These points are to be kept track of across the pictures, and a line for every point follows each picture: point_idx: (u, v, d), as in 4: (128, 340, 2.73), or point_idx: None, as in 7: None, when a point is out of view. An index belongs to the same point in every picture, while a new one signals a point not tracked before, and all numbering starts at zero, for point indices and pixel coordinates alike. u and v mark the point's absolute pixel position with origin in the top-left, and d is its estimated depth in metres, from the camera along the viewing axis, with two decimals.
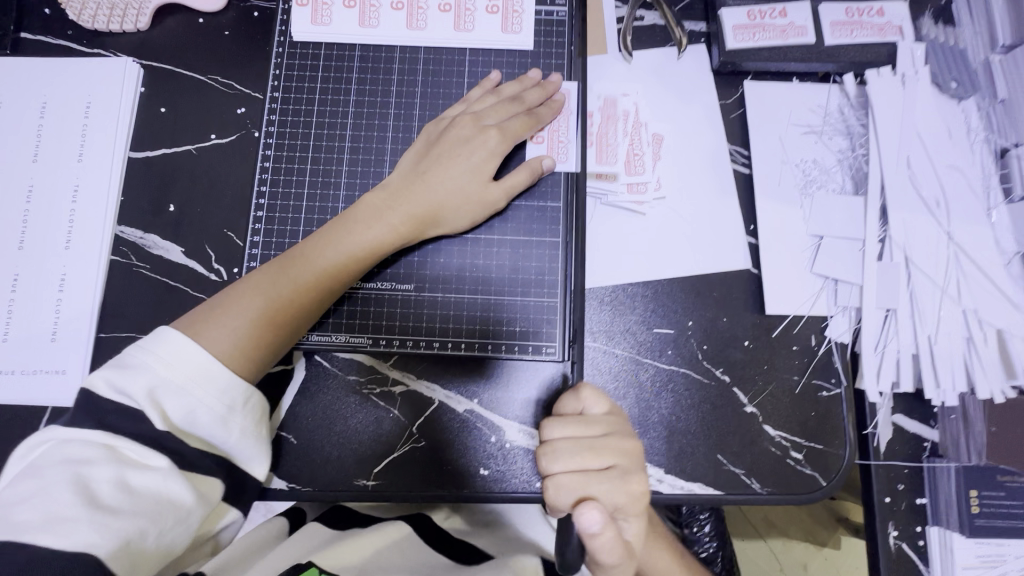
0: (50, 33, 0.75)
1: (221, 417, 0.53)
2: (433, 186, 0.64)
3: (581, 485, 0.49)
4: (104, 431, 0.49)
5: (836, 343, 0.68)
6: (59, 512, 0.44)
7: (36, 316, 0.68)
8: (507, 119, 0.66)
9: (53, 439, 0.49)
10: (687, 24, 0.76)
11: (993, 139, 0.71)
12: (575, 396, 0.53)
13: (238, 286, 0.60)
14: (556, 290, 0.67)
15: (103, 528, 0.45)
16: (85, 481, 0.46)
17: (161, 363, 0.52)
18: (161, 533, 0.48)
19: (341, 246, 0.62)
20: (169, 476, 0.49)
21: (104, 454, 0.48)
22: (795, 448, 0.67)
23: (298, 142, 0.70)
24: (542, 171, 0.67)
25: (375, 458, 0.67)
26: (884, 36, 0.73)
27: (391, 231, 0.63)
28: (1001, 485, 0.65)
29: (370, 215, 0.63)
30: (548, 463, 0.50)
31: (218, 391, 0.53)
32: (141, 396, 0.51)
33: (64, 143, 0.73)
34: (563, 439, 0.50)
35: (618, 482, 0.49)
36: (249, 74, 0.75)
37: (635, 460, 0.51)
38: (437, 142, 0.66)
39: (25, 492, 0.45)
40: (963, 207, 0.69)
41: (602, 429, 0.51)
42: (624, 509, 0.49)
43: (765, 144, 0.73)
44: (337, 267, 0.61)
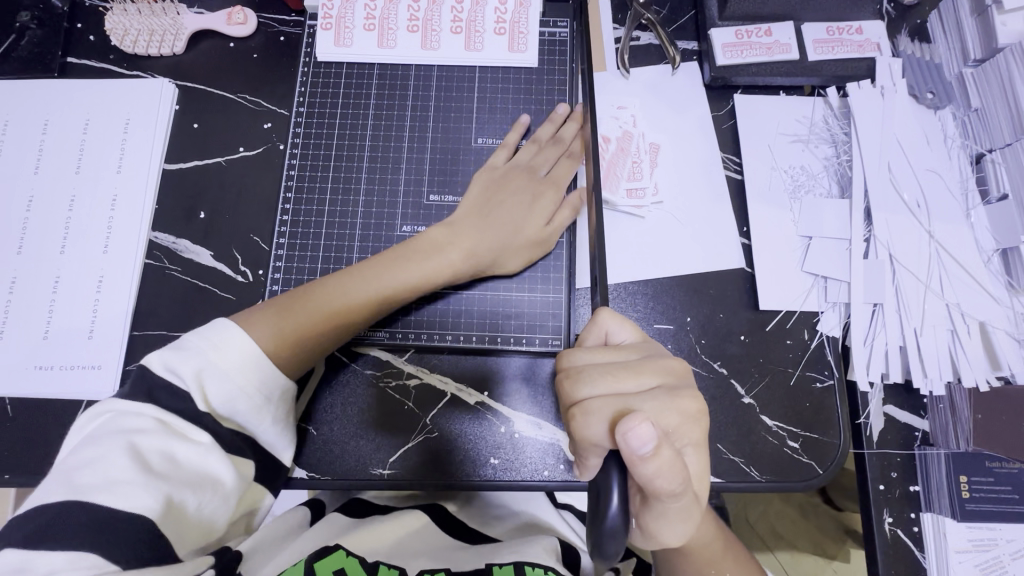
0: (94, 57, 0.82)
1: (257, 407, 0.58)
2: (482, 228, 0.70)
3: (618, 403, 0.47)
4: (155, 406, 0.53)
5: (828, 337, 0.72)
6: (115, 475, 0.47)
7: (75, 315, 0.73)
8: (550, 162, 0.75)
9: (115, 409, 0.53)
10: (680, 44, 0.82)
11: (969, 145, 0.76)
12: (596, 325, 0.53)
13: (285, 295, 0.65)
14: (561, 287, 0.72)
15: (157, 492, 0.48)
16: (137, 449, 0.50)
17: (210, 348, 0.56)
18: (201, 502, 0.51)
19: (403, 274, 0.66)
20: (211, 451, 0.53)
21: (156, 425, 0.52)
22: (792, 437, 0.70)
23: (321, 152, 0.76)
24: (581, 205, 0.73)
25: (391, 448, 0.71)
26: (863, 52, 0.79)
27: (451, 264, 0.68)
28: (989, 471, 0.67)
29: (409, 255, 0.68)
30: (577, 387, 0.48)
31: (256, 382, 0.57)
32: (190, 377, 0.54)
33: (104, 156, 0.78)
34: (591, 363, 0.50)
35: (661, 400, 0.47)
36: (276, 93, 0.82)
37: (679, 380, 0.49)
38: (499, 184, 0.72)
39: (88, 457, 0.48)
40: (944, 208, 0.74)
41: (633, 353, 0.51)
42: (677, 430, 0.47)
43: (756, 152, 0.78)
44: (393, 291, 0.66)
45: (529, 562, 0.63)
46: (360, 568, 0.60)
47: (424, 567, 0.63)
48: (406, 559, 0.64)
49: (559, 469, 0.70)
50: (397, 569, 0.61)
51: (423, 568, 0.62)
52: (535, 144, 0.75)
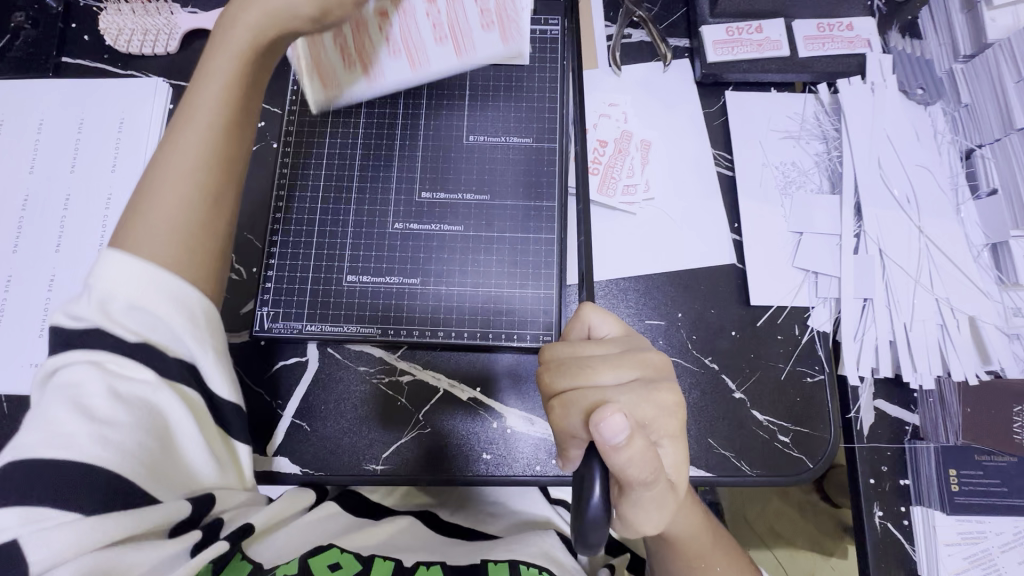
0: (89, 56, 0.83)
1: (190, 334, 0.55)
2: (245, 3, 0.62)
3: (596, 396, 0.50)
4: (83, 351, 0.52)
5: (818, 332, 0.72)
6: (60, 431, 0.48)
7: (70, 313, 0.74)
8: (451, 28, 0.70)
9: (46, 371, 0.52)
10: (671, 41, 0.83)
11: (959, 141, 0.76)
12: (582, 321, 0.56)
13: (164, 182, 0.58)
14: (553, 284, 0.72)
15: (103, 442, 0.49)
16: (80, 398, 0.49)
17: (102, 285, 0.53)
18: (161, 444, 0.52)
19: (245, 131, 0.61)
20: (158, 388, 0.52)
21: (94, 370, 0.51)
22: (782, 432, 0.70)
23: (314, 150, 0.76)
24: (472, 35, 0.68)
25: (384, 444, 0.71)
26: (853, 48, 0.79)
27: (247, 40, 0.62)
28: (979, 465, 0.68)
29: (191, 103, 0.60)
30: (559, 381, 0.52)
31: (173, 303, 0.54)
32: (95, 312, 0.52)
33: (99, 155, 0.79)
34: (573, 358, 0.52)
35: (638, 393, 0.49)
36: (269, 92, 0.82)
37: (656, 374, 0.51)
38: (226, 17, 0.65)
39: (35, 420, 0.49)
40: (934, 204, 0.74)
41: (616, 346, 0.53)
42: (652, 422, 0.49)
43: (746, 148, 0.78)
44: (234, 75, 0.61)
45: (522, 561, 0.65)
46: (355, 561, 0.62)
47: (419, 560, 0.64)
48: (402, 554, 0.65)
49: (551, 465, 0.70)
50: (392, 561, 0.63)
51: (418, 561, 0.64)
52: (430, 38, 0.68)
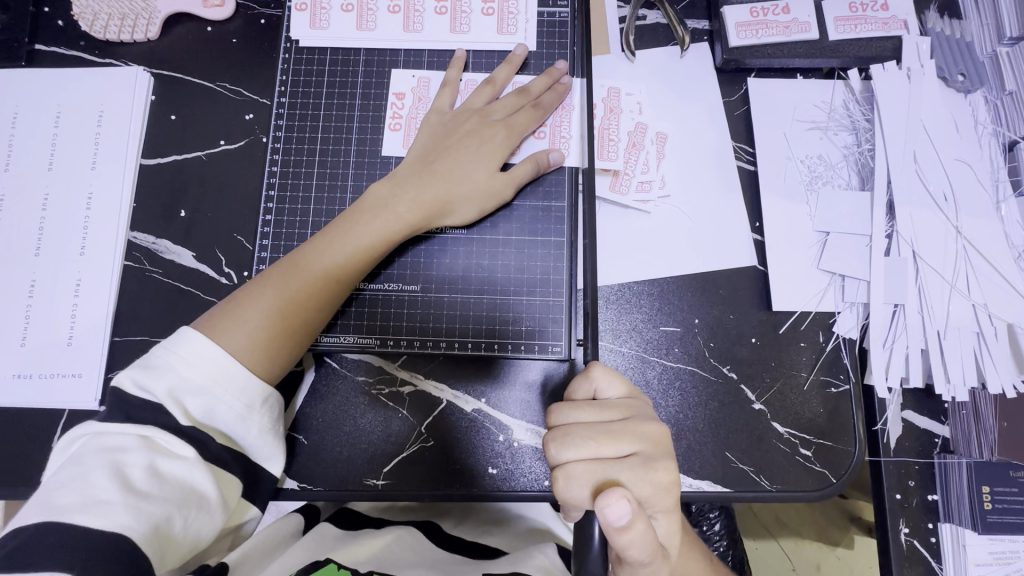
0: (64, 44, 0.77)
1: (241, 415, 0.57)
2: (444, 175, 0.65)
3: (598, 470, 0.46)
4: (134, 423, 0.52)
5: (844, 339, 0.68)
6: (95, 494, 0.47)
7: (53, 320, 0.70)
8: (511, 114, 0.68)
9: (88, 433, 0.52)
10: (690, 23, 0.76)
11: (1001, 132, 0.71)
12: (586, 378, 0.51)
13: (274, 265, 0.63)
14: (562, 290, 0.68)
15: (136, 512, 0.47)
16: (119, 466, 0.49)
17: (181, 363, 0.55)
18: (186, 521, 0.50)
19: (359, 231, 0.63)
20: (195, 465, 0.52)
21: (139, 442, 0.51)
22: (804, 445, 0.67)
23: (306, 145, 0.71)
24: (549, 163, 0.67)
25: (385, 458, 0.68)
26: (889, 30, 0.73)
27: (399, 221, 0.64)
28: (1014, 481, 0.65)
29: (375, 206, 0.64)
30: (560, 449, 0.47)
31: (238, 390, 0.56)
32: (161, 393, 0.53)
33: (78, 152, 0.74)
34: (576, 425, 0.48)
35: (637, 471, 0.46)
36: (257, 82, 0.77)
37: (659, 447, 0.48)
38: (455, 122, 0.68)
39: (65, 477, 0.48)
40: (972, 201, 0.69)
41: (618, 412, 0.49)
42: (650, 499, 0.47)
43: (770, 141, 0.73)
44: (339, 265, 0.62)
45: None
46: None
47: None
48: (400, 568, 0.61)
49: None
50: None
51: None
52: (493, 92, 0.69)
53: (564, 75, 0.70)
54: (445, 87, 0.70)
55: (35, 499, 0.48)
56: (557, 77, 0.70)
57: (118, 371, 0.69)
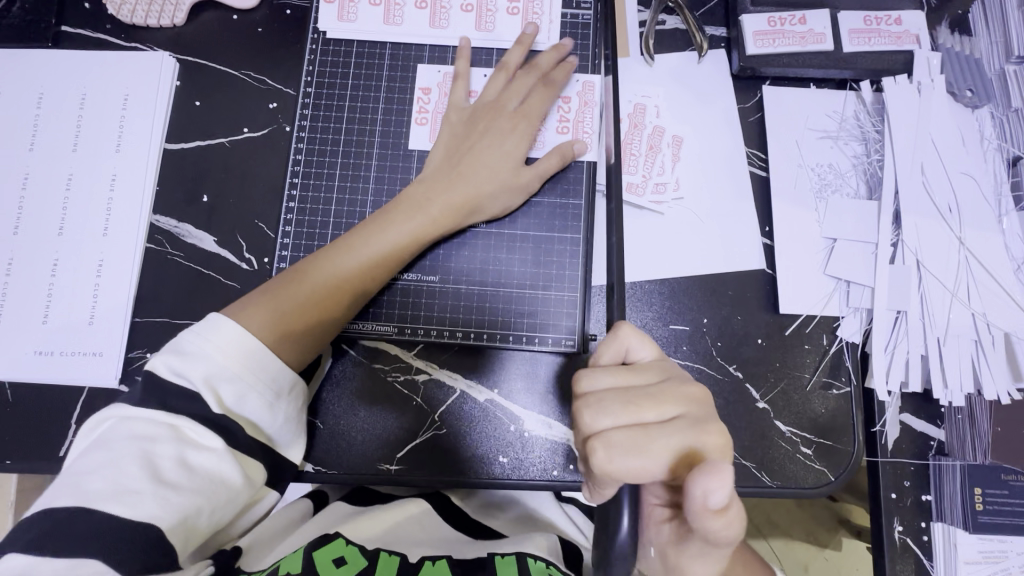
0: (91, 26, 0.78)
1: (269, 403, 0.58)
2: (472, 175, 0.67)
3: (643, 437, 0.47)
4: (166, 411, 0.53)
5: (847, 343, 0.70)
6: (126, 484, 0.49)
7: (75, 300, 0.71)
8: (526, 97, 0.70)
9: (116, 417, 0.53)
10: (708, 29, 0.78)
11: (1006, 148, 0.73)
12: (617, 339, 0.53)
13: (309, 258, 0.65)
14: (575, 286, 0.70)
15: (164, 504, 0.49)
16: (150, 457, 0.51)
17: (216, 350, 0.56)
18: (212, 511, 0.52)
19: (391, 229, 0.65)
20: (224, 458, 0.53)
21: (168, 432, 0.52)
22: (806, 444, 0.69)
23: (329, 136, 0.72)
24: (574, 155, 0.69)
25: (399, 444, 0.69)
26: (901, 44, 0.75)
27: (430, 221, 0.66)
28: (1005, 484, 0.69)
29: (406, 206, 0.66)
30: (599, 417, 0.49)
31: (269, 377, 0.58)
32: (198, 381, 0.54)
33: (102, 134, 0.75)
34: (612, 391, 0.50)
35: (684, 431, 0.47)
36: (282, 71, 0.78)
37: (701, 409, 0.49)
38: (477, 118, 0.69)
39: (95, 463, 0.50)
40: (975, 214, 0.71)
41: (651, 375, 0.51)
42: (709, 463, 0.47)
43: (782, 148, 0.75)
44: (371, 263, 0.64)
45: (528, 554, 0.63)
46: (359, 556, 0.60)
47: (426, 554, 0.63)
48: (407, 547, 0.64)
49: (569, 470, 0.69)
50: (397, 556, 0.61)
51: (424, 556, 0.62)
52: (503, 78, 0.71)
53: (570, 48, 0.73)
54: (458, 80, 0.71)
55: (68, 477, 0.50)
56: (563, 53, 0.72)
57: (139, 351, 0.71)
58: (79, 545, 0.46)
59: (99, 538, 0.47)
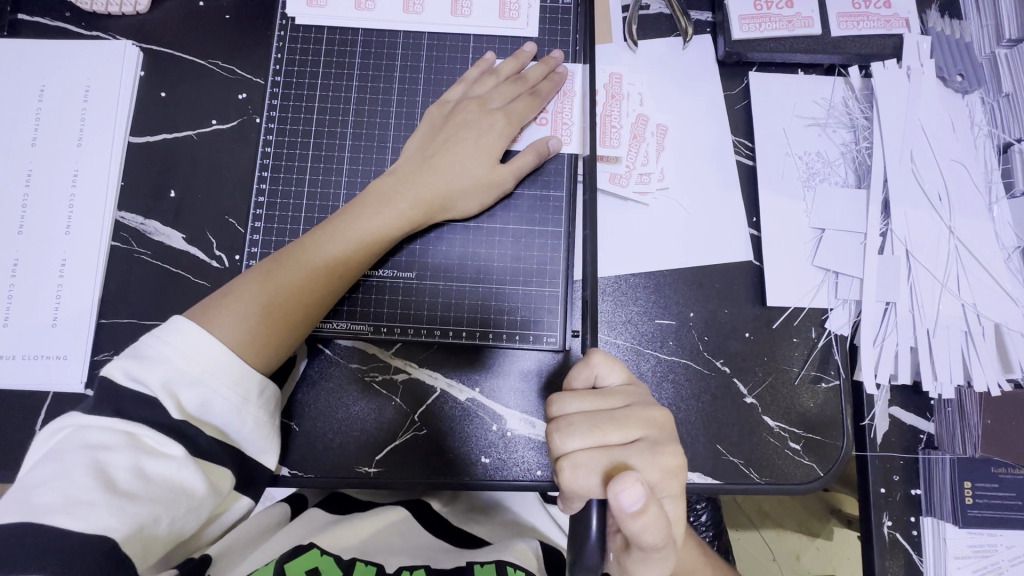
0: (48, 15, 0.74)
1: (236, 407, 0.56)
2: (446, 169, 0.65)
3: (606, 458, 0.46)
4: (121, 419, 0.51)
5: (836, 336, 0.69)
6: (78, 496, 0.46)
7: (37, 302, 0.68)
8: (510, 101, 0.67)
9: (73, 424, 0.51)
10: (693, 13, 0.75)
11: (996, 134, 0.71)
12: (586, 366, 0.51)
13: (274, 255, 0.62)
14: (558, 280, 0.67)
15: (120, 513, 0.47)
16: (103, 466, 0.48)
17: (177, 354, 0.54)
18: (172, 520, 0.50)
19: (361, 224, 0.62)
20: (184, 465, 0.51)
21: (123, 439, 0.50)
22: (794, 439, 0.68)
23: (300, 127, 0.69)
24: (548, 151, 0.67)
25: (378, 445, 0.67)
26: (891, 28, 0.73)
27: (400, 216, 0.63)
28: (995, 477, 0.67)
29: (379, 200, 0.63)
30: (568, 438, 0.47)
31: (232, 380, 0.55)
32: (156, 386, 0.52)
33: (63, 127, 0.72)
34: (579, 415, 0.49)
35: (648, 455, 0.47)
36: (251, 60, 0.75)
37: (663, 431, 0.49)
38: (453, 112, 0.67)
39: (47, 475, 0.47)
40: (965, 201, 0.70)
41: (619, 400, 0.50)
42: (659, 484, 0.47)
43: (769, 136, 0.73)
44: (339, 260, 0.61)
45: (509, 563, 0.61)
46: (334, 566, 0.58)
47: (403, 564, 0.60)
48: (384, 556, 0.61)
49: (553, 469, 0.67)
50: (373, 567, 0.59)
51: (401, 566, 0.60)
52: (496, 82, 0.68)
53: (562, 63, 0.70)
54: (461, 83, 0.68)
55: (17, 491, 0.47)
56: (554, 66, 0.69)
57: (106, 354, 0.68)
58: (27, 560, 0.43)
59: (48, 554, 0.44)
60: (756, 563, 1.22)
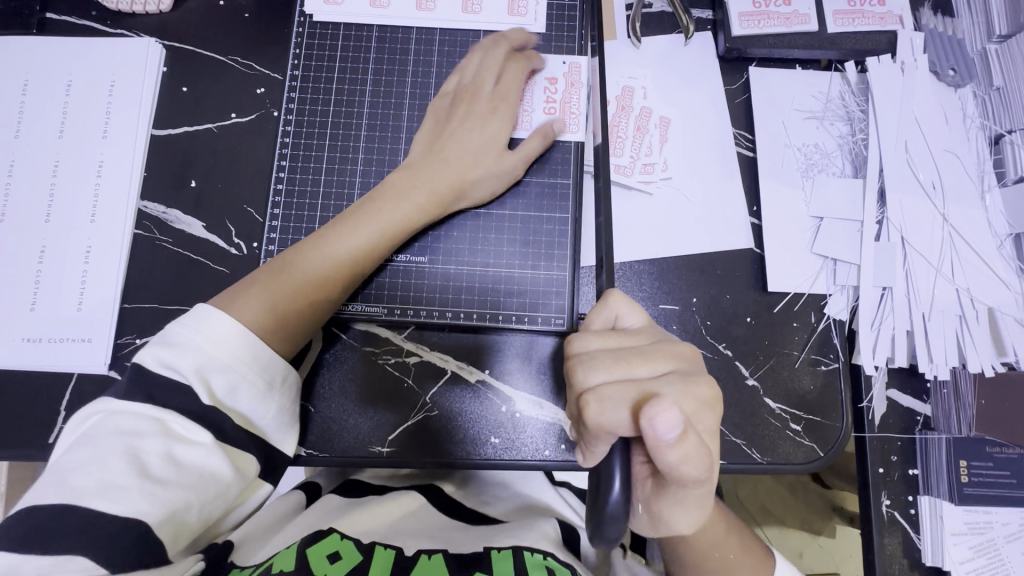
0: (75, 13, 0.77)
1: (261, 394, 0.58)
2: (456, 157, 0.67)
3: (632, 386, 0.47)
4: (153, 406, 0.53)
5: (834, 321, 0.71)
6: (113, 480, 0.48)
7: (62, 288, 0.71)
8: (511, 91, 0.70)
9: (104, 411, 0.52)
10: (694, 12, 0.78)
11: (988, 126, 0.74)
12: (605, 307, 0.53)
13: (295, 246, 0.65)
14: (565, 265, 0.70)
15: (152, 499, 0.49)
16: (137, 453, 0.50)
17: (205, 341, 0.56)
18: (202, 505, 0.52)
19: (381, 215, 0.65)
20: (213, 452, 0.53)
21: (155, 426, 0.51)
22: (795, 420, 0.70)
23: (317, 118, 0.72)
24: (555, 134, 0.69)
25: (391, 426, 0.70)
26: (885, 24, 0.76)
27: (416, 209, 0.66)
28: (989, 457, 0.69)
29: (398, 192, 0.66)
30: (590, 373, 0.49)
31: (258, 367, 0.58)
32: (189, 372, 0.54)
33: (88, 120, 0.75)
34: (604, 350, 0.50)
35: (679, 386, 0.47)
36: (269, 56, 0.78)
37: (689, 365, 0.49)
38: (455, 104, 0.69)
39: (81, 460, 0.48)
40: (958, 191, 0.72)
41: (642, 338, 0.51)
42: (695, 414, 0.47)
43: (768, 129, 0.75)
44: (360, 251, 0.64)
45: (525, 547, 0.62)
46: (354, 550, 0.59)
47: (421, 548, 0.62)
48: (402, 541, 0.63)
49: (560, 449, 0.69)
50: (393, 550, 0.61)
51: (419, 549, 0.62)
52: (501, 70, 0.70)
53: (570, 57, 0.73)
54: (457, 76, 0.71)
55: (51, 473, 0.49)
56: (562, 60, 0.72)
57: (128, 337, 0.71)
58: (66, 541, 0.45)
59: (86, 533, 0.46)
60: None
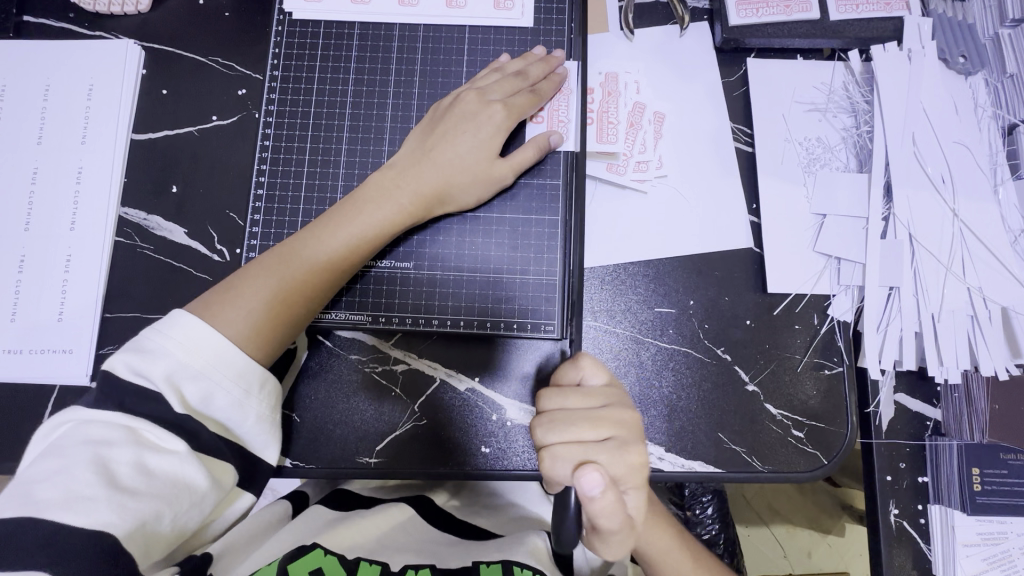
0: (52, 16, 0.76)
1: (238, 401, 0.56)
2: (444, 162, 0.65)
3: (580, 451, 0.47)
4: (124, 413, 0.51)
5: (838, 322, 0.68)
6: (80, 491, 0.47)
7: (43, 297, 0.69)
8: (510, 95, 0.66)
9: (75, 420, 0.51)
10: (689, 1, 0.75)
11: (1001, 115, 0.70)
12: (574, 365, 0.52)
13: (273, 250, 0.63)
14: (556, 268, 0.67)
15: (121, 509, 0.47)
16: (105, 461, 0.48)
17: (178, 347, 0.54)
18: (175, 516, 0.50)
19: (361, 218, 0.62)
20: (186, 460, 0.51)
21: (125, 435, 0.50)
22: (797, 427, 0.67)
23: (298, 120, 0.70)
24: (550, 147, 0.66)
25: (379, 436, 0.68)
26: (890, 11, 0.72)
27: (399, 212, 0.63)
28: (1003, 463, 0.66)
29: (379, 193, 0.64)
30: (547, 432, 0.49)
31: (232, 371, 0.55)
32: (160, 380, 0.52)
33: (67, 125, 0.73)
34: (562, 411, 0.49)
35: (616, 453, 0.47)
36: (250, 56, 0.75)
37: (635, 432, 0.49)
38: (453, 103, 0.66)
39: (48, 470, 0.47)
40: (970, 185, 0.69)
41: (600, 399, 0.50)
42: (625, 478, 0.48)
43: (768, 123, 0.72)
44: (340, 255, 0.62)
45: (515, 563, 0.60)
46: (338, 565, 0.58)
47: (407, 562, 0.60)
48: (387, 554, 0.61)
49: None
50: (378, 565, 0.59)
51: (406, 564, 0.60)
52: (499, 77, 0.67)
53: (562, 62, 0.69)
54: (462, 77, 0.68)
55: (20, 486, 0.47)
56: (555, 65, 0.68)
57: (110, 347, 0.69)
58: (33, 556, 0.44)
59: (55, 548, 0.45)
60: (767, 560, 1.20)
